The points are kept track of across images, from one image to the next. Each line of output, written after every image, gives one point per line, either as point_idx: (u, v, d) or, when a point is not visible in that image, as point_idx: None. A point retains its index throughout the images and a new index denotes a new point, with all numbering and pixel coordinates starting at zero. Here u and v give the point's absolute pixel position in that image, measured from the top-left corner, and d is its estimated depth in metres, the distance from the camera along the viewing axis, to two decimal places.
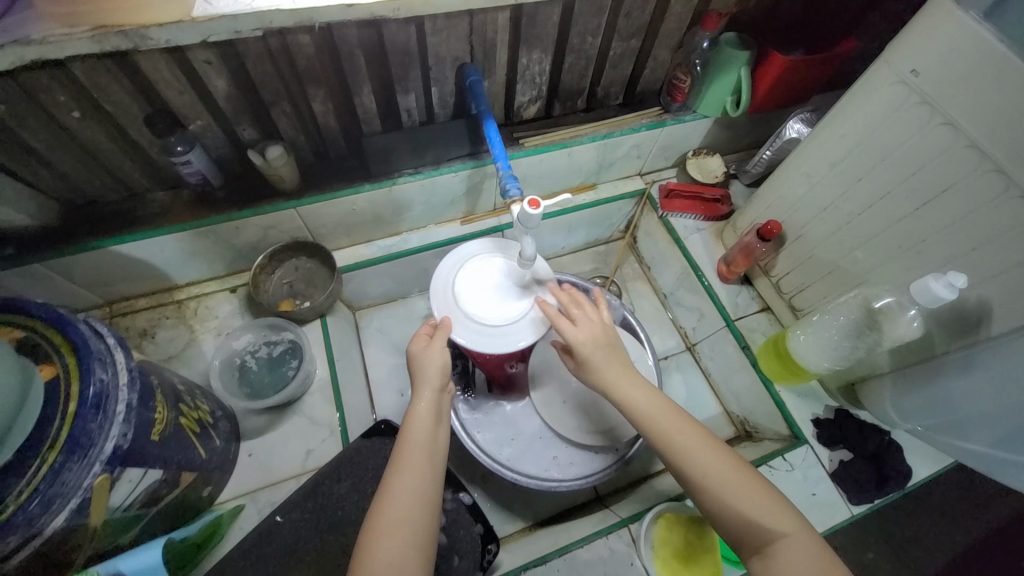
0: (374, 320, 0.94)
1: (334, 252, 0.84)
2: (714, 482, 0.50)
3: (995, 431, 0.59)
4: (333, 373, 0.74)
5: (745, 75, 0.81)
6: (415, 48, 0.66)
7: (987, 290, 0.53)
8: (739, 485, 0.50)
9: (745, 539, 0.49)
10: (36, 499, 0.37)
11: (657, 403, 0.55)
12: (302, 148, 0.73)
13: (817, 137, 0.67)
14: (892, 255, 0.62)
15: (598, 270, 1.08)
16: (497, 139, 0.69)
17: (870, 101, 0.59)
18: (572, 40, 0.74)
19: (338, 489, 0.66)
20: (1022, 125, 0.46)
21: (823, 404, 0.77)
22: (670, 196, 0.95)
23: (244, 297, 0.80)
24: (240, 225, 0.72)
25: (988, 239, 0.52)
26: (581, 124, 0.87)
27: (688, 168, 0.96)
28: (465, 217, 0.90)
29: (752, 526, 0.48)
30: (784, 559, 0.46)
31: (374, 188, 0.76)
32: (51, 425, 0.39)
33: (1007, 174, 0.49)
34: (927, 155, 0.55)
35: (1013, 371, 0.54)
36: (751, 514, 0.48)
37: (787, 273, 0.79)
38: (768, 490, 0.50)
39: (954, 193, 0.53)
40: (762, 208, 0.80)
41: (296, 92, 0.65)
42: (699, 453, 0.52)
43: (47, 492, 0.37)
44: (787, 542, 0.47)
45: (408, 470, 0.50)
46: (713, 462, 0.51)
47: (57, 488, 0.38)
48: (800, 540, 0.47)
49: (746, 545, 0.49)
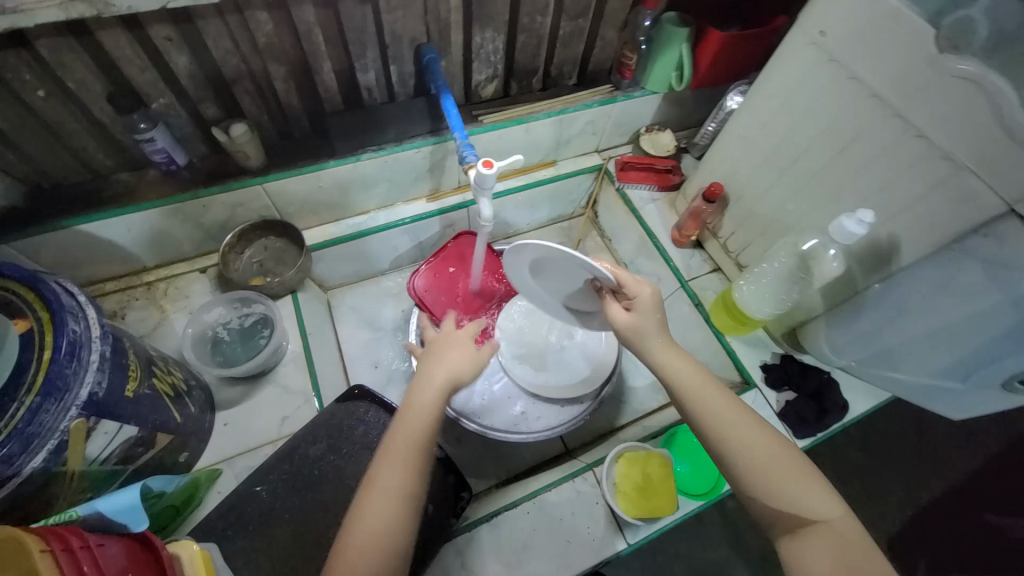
0: (346, 298, 0.97)
1: (303, 232, 0.86)
2: (754, 463, 0.50)
3: (928, 355, 0.67)
4: (306, 344, 0.77)
5: (685, 52, 0.88)
6: (372, 27, 0.69)
7: (894, 226, 0.60)
8: (780, 469, 0.49)
9: (776, 520, 0.49)
10: (14, 437, 0.39)
11: (707, 386, 0.55)
12: (266, 127, 0.75)
13: (749, 100, 0.73)
14: (818, 203, 0.68)
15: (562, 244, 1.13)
16: (455, 112, 0.73)
17: (789, 63, 0.65)
18: (523, 20, 0.79)
19: (314, 451, 0.68)
20: (910, 71, 0.52)
21: (770, 351, 0.84)
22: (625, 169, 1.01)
23: (214, 277, 0.82)
24: (207, 203, 0.74)
25: (892, 179, 0.59)
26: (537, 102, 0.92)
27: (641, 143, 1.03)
28: (431, 194, 0.93)
29: (789, 508, 0.48)
30: (820, 542, 0.46)
31: (340, 165, 0.78)
32: (27, 370, 0.41)
33: (903, 117, 0.55)
34: (839, 108, 0.61)
35: (928, 299, 0.61)
36: (792, 497, 0.48)
37: (732, 233, 0.86)
38: (809, 475, 0.50)
39: (863, 139, 0.60)
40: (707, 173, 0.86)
41: (257, 71, 0.68)
42: (734, 430, 0.51)
43: (26, 431, 0.39)
44: (826, 526, 0.47)
45: (391, 471, 0.49)
46: (760, 443, 0.51)
47: (35, 428, 0.40)
48: (840, 525, 0.47)
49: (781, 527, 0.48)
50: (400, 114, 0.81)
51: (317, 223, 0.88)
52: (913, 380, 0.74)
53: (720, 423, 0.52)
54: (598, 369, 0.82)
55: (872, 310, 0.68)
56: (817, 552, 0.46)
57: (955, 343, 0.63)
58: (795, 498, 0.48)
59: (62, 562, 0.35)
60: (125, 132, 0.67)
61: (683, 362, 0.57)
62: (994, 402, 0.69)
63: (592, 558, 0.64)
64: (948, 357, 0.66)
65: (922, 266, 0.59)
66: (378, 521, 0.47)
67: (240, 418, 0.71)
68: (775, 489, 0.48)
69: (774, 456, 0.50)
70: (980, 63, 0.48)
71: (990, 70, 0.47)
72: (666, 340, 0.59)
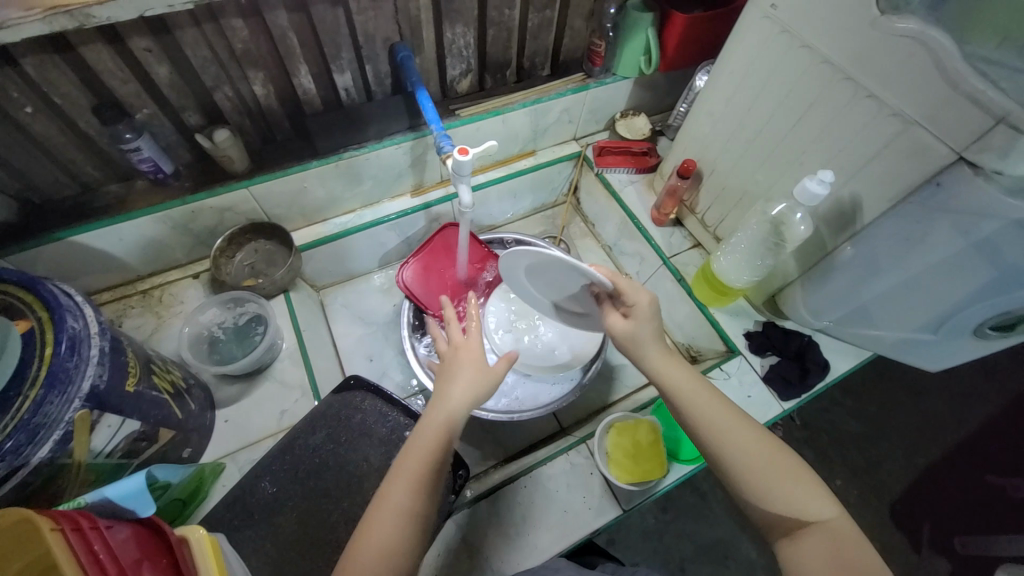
0: (339, 296, 0.99)
1: (292, 233, 0.89)
2: (754, 469, 0.50)
3: (902, 312, 0.69)
4: (300, 340, 0.79)
5: (651, 35, 0.91)
6: (344, 28, 0.72)
7: (854, 186, 0.63)
8: (777, 471, 0.50)
9: (775, 523, 0.49)
10: (22, 427, 0.41)
11: (700, 391, 0.56)
12: (248, 131, 0.78)
13: (714, 77, 0.76)
14: (784, 170, 0.71)
15: (547, 232, 1.16)
16: (430, 105, 0.75)
17: (746, 38, 0.68)
18: (491, 14, 0.81)
19: (314, 441, 0.69)
20: (855, 35, 0.55)
21: (753, 319, 0.87)
22: (603, 154, 1.04)
23: (207, 281, 0.84)
24: (196, 209, 0.76)
25: (848, 140, 0.62)
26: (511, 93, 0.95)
27: (617, 129, 1.06)
28: (415, 189, 0.96)
29: (791, 510, 0.48)
30: (814, 543, 0.47)
31: (323, 164, 0.81)
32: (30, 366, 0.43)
33: (853, 80, 0.58)
34: (795, 76, 0.64)
35: (895, 255, 0.64)
36: (788, 499, 0.49)
37: (708, 207, 0.89)
38: (805, 478, 0.50)
39: (819, 105, 0.63)
40: (681, 151, 0.89)
41: (236, 77, 0.70)
42: (730, 433, 0.52)
43: (31, 422, 0.42)
44: (821, 527, 0.47)
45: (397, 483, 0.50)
46: (755, 447, 0.52)
47: (40, 419, 0.42)
48: (835, 526, 0.47)
49: (777, 528, 0.49)
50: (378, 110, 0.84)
51: (305, 223, 0.90)
52: (889, 336, 0.76)
53: (715, 431, 0.53)
54: (587, 347, 0.84)
55: (841, 272, 0.71)
56: (817, 552, 0.46)
57: (926, 296, 0.65)
58: (791, 499, 0.49)
59: (73, 541, 0.36)
60: (112, 144, 0.69)
61: (682, 371, 0.58)
62: (968, 348, 0.72)
63: (591, 525, 0.66)
64: (920, 310, 0.69)
65: (882, 222, 0.62)
66: (383, 538, 0.48)
67: (239, 415, 0.73)
68: (772, 493, 0.49)
69: (768, 458, 0.51)
70: (918, 22, 0.50)
71: (927, 27, 0.50)
72: (666, 348, 0.61)
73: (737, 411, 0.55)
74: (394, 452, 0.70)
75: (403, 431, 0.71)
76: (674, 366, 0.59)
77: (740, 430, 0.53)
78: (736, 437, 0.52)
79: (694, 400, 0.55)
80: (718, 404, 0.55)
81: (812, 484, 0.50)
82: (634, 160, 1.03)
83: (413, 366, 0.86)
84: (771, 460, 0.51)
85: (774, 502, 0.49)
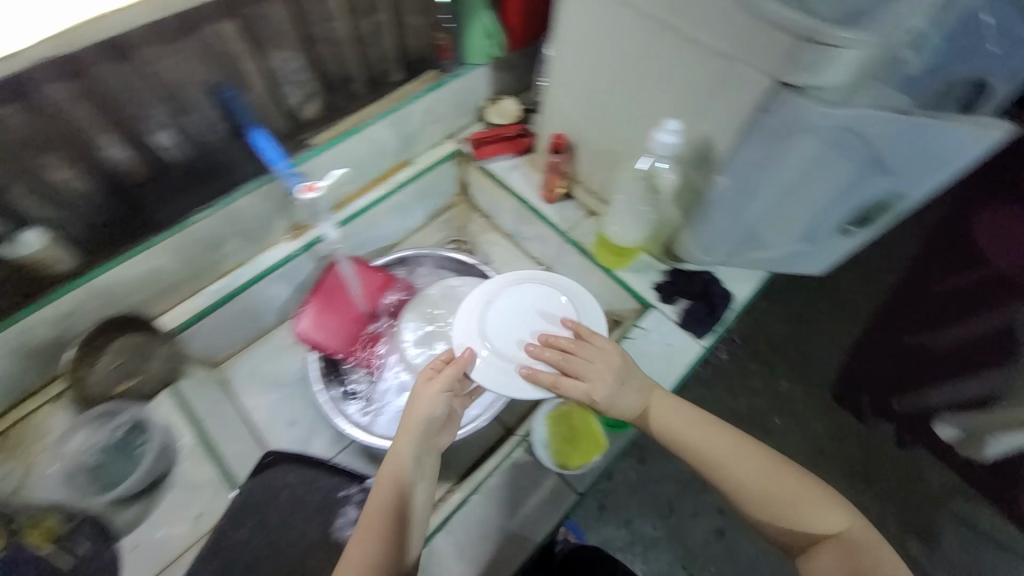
0: (243, 364, 0.90)
1: (161, 316, 0.79)
2: (761, 493, 0.63)
3: (777, 226, 0.74)
4: (197, 432, 0.75)
5: (489, 18, 0.90)
6: (145, 82, 0.65)
7: (700, 128, 0.65)
8: (777, 497, 0.63)
9: (794, 539, 0.64)
10: None
11: (692, 423, 0.67)
12: (71, 222, 0.69)
13: (557, 46, 0.75)
14: (640, 125, 0.72)
15: (449, 237, 1.12)
16: (267, 144, 0.74)
17: (573, 2, 0.68)
18: (313, 32, 0.78)
19: (241, 534, 0.64)
20: None
21: (657, 271, 0.89)
22: (479, 145, 1.02)
23: (72, 400, 0.73)
24: (29, 325, 0.66)
25: (682, 87, 0.63)
26: (365, 108, 0.90)
27: (488, 117, 1.04)
28: (293, 231, 0.88)
29: (806, 524, 0.63)
30: (824, 557, 0.62)
31: (169, 237, 0.72)
32: None
33: (670, 27, 0.59)
34: (623, 33, 0.65)
35: (762, 180, 0.66)
36: (807, 522, 0.62)
37: (589, 174, 0.89)
38: (816, 490, 0.64)
39: (651, 57, 0.64)
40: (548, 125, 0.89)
41: (32, 167, 0.62)
42: (740, 474, 0.64)
43: None
44: (835, 541, 0.62)
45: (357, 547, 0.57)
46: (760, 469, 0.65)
47: None
48: (850, 533, 0.62)
49: (794, 547, 0.64)
50: (219, 162, 0.77)
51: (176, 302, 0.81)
52: (776, 252, 0.80)
53: (722, 459, 0.65)
54: None
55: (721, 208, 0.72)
56: (829, 566, 0.61)
57: (798, 205, 0.69)
58: (802, 514, 0.63)
59: None
60: None
61: (682, 419, 0.67)
62: (839, 247, 0.78)
63: (548, 520, 0.66)
64: (793, 221, 0.73)
65: (740, 152, 0.62)
66: None
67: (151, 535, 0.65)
68: (790, 513, 0.63)
69: (762, 468, 0.64)
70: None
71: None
72: (665, 399, 0.68)
73: (745, 442, 0.66)
74: (332, 518, 0.65)
75: (337, 492, 0.67)
76: (666, 403, 0.68)
77: (745, 457, 0.65)
78: (744, 468, 0.64)
79: (708, 439, 0.66)
80: (730, 441, 0.66)
81: (821, 498, 0.64)
82: (512, 143, 1.01)
83: (337, 416, 0.82)
84: (762, 468, 0.65)
85: (790, 525, 0.63)
